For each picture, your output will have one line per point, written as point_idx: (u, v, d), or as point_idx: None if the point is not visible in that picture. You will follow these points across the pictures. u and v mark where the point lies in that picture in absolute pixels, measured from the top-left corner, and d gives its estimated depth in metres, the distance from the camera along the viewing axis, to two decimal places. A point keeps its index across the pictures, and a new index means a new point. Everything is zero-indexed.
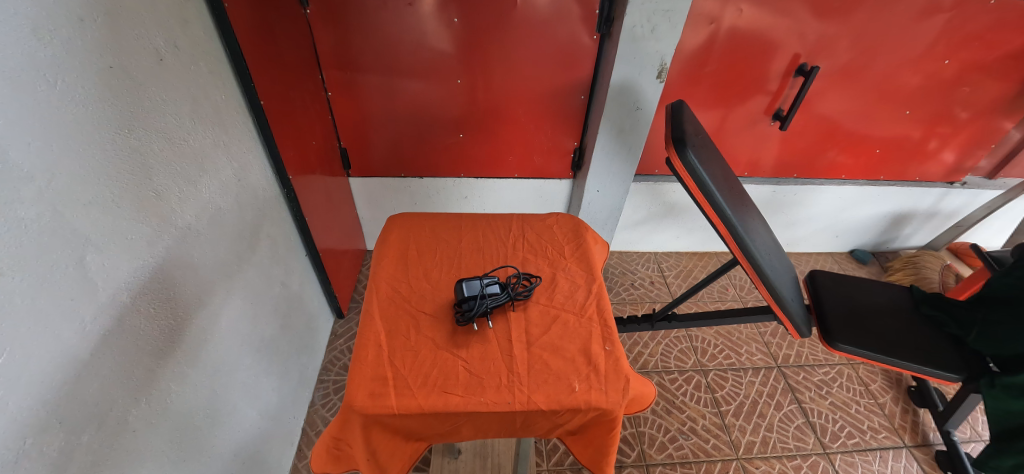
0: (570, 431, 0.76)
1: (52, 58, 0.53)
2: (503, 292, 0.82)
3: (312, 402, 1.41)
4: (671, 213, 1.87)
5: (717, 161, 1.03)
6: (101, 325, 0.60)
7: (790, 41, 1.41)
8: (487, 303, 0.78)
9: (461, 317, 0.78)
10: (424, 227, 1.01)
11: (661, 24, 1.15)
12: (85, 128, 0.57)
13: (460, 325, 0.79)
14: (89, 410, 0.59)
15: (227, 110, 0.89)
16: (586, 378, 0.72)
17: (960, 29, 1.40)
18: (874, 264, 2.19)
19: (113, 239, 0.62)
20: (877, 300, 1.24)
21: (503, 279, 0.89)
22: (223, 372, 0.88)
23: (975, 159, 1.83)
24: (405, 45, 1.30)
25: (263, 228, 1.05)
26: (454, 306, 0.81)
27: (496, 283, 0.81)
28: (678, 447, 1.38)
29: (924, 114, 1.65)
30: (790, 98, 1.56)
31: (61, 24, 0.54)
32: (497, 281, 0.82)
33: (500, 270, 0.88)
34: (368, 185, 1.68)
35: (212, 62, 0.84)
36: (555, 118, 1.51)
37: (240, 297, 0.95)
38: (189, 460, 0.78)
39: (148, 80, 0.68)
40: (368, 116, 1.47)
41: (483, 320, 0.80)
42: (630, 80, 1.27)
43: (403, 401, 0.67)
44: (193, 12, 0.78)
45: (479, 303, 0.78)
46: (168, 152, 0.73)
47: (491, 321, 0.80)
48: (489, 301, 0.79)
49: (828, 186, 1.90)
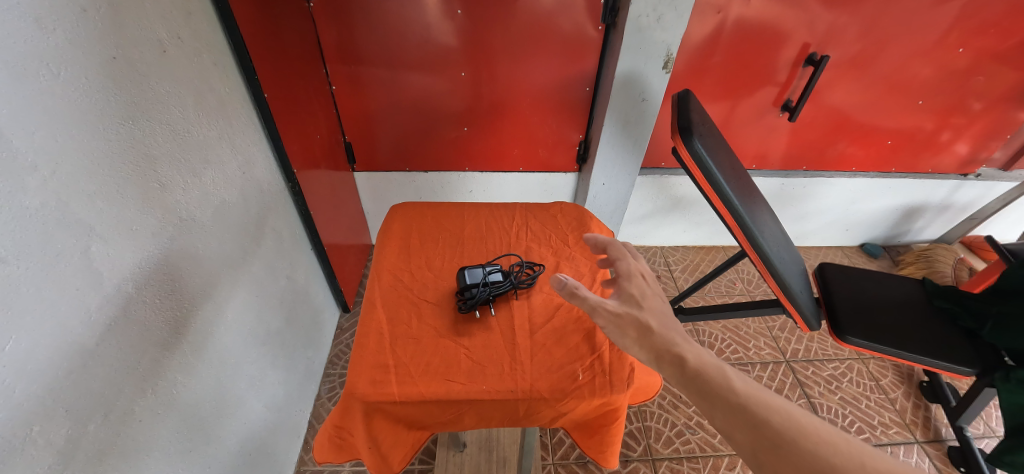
0: (576, 421, 0.75)
1: (56, 48, 0.53)
2: (506, 280, 0.81)
3: (319, 395, 1.42)
4: (678, 206, 1.85)
5: (725, 151, 1.00)
6: (106, 314, 0.61)
7: (799, 31, 1.38)
8: (490, 291, 0.77)
9: (463, 304, 0.78)
10: (426, 217, 1.00)
11: (667, 13, 1.14)
12: (88, 117, 0.57)
13: (462, 313, 0.78)
14: (96, 399, 0.59)
15: (230, 103, 0.89)
16: (590, 366, 0.71)
17: (974, 17, 1.37)
18: (885, 257, 2.16)
19: (118, 229, 0.62)
20: (889, 293, 1.22)
21: (506, 267, 0.88)
22: (228, 364, 0.89)
23: (990, 150, 1.79)
24: (408, 37, 1.29)
25: (267, 221, 1.05)
26: (456, 294, 0.81)
27: (499, 271, 0.81)
28: (685, 441, 1.38)
29: (937, 105, 1.62)
30: (799, 89, 1.53)
31: (64, 14, 0.54)
32: (500, 270, 0.82)
33: (503, 258, 0.87)
34: (373, 179, 1.68)
35: (216, 54, 0.84)
36: (560, 110, 1.49)
37: (245, 290, 0.95)
38: (196, 450, 0.79)
39: (152, 72, 0.68)
40: (372, 109, 1.46)
41: (485, 308, 0.80)
42: (636, 70, 1.26)
43: (405, 389, 0.67)
44: (196, 5, 0.78)
45: (481, 291, 0.77)
46: (173, 143, 0.73)
47: (493, 308, 0.79)
48: (491, 289, 0.78)
49: (837, 178, 1.87)
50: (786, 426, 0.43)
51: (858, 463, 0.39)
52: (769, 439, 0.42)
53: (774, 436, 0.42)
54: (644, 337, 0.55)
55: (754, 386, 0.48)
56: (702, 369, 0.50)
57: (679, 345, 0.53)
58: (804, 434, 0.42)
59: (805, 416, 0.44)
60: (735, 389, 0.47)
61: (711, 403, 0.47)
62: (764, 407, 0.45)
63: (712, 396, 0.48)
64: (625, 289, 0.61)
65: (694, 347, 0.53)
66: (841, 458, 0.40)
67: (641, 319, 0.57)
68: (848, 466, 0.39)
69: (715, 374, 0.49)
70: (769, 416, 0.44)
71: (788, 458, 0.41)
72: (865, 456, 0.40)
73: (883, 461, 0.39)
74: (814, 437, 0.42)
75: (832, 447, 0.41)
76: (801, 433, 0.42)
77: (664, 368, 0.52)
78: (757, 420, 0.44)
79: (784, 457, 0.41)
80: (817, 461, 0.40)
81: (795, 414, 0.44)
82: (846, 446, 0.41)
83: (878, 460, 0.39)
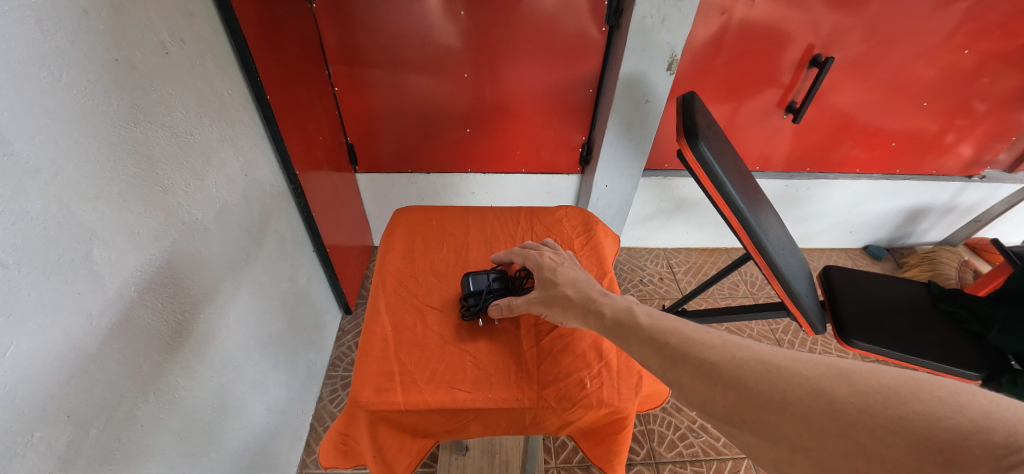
0: (583, 429, 0.74)
1: (57, 51, 0.52)
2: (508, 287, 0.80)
3: (321, 397, 1.41)
4: (681, 208, 1.84)
5: (730, 154, 1.00)
6: (108, 319, 0.60)
7: (803, 33, 1.38)
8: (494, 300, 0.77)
9: (466, 312, 0.78)
10: (430, 221, 0.99)
11: (671, 14, 1.13)
12: (90, 119, 0.57)
13: (466, 321, 0.78)
14: (99, 404, 0.59)
15: (233, 105, 0.89)
16: (597, 374, 0.71)
17: (980, 18, 1.36)
18: (889, 260, 2.15)
19: (120, 233, 0.61)
20: (895, 297, 1.21)
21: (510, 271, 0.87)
22: (231, 367, 0.88)
23: (995, 152, 1.78)
24: (410, 38, 1.28)
25: (269, 223, 1.05)
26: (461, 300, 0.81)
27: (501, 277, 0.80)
28: (688, 445, 1.37)
29: (942, 106, 1.61)
30: (803, 90, 1.53)
31: (66, 16, 0.53)
32: (502, 276, 0.81)
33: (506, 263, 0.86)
34: (376, 180, 1.68)
35: (218, 56, 0.84)
36: (563, 111, 1.48)
37: (248, 292, 0.95)
38: (199, 455, 0.79)
39: (155, 74, 0.68)
40: (374, 110, 1.46)
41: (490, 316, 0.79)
42: (639, 72, 1.25)
43: (410, 397, 0.67)
44: (199, 7, 0.78)
45: (485, 299, 0.77)
46: (176, 145, 0.73)
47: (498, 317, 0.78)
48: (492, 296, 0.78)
49: (841, 181, 1.86)
50: (677, 340, 0.50)
51: (731, 355, 0.45)
52: (664, 355, 0.50)
53: (667, 352, 0.49)
54: (567, 305, 0.66)
55: (656, 319, 0.55)
56: (613, 316, 0.60)
57: (596, 302, 0.63)
58: (691, 343, 0.49)
59: (696, 330, 0.51)
60: (640, 324, 0.55)
61: (627, 342, 0.55)
62: (661, 330, 0.53)
63: (626, 335, 0.56)
64: (545, 273, 0.72)
65: (608, 300, 0.63)
66: (721, 355, 0.45)
67: (562, 293, 0.68)
68: (724, 361, 0.45)
69: (624, 316, 0.58)
70: (664, 336, 0.52)
71: (678, 366, 0.47)
72: (741, 349, 0.45)
73: (761, 351, 0.44)
74: (701, 344, 0.48)
75: (711, 347, 0.47)
76: (688, 343, 0.49)
77: (591, 324, 0.62)
78: (653, 342, 0.52)
79: (674, 367, 0.48)
80: (701, 363, 0.46)
81: (685, 329, 0.51)
82: (725, 344, 0.46)
83: (751, 350, 0.44)
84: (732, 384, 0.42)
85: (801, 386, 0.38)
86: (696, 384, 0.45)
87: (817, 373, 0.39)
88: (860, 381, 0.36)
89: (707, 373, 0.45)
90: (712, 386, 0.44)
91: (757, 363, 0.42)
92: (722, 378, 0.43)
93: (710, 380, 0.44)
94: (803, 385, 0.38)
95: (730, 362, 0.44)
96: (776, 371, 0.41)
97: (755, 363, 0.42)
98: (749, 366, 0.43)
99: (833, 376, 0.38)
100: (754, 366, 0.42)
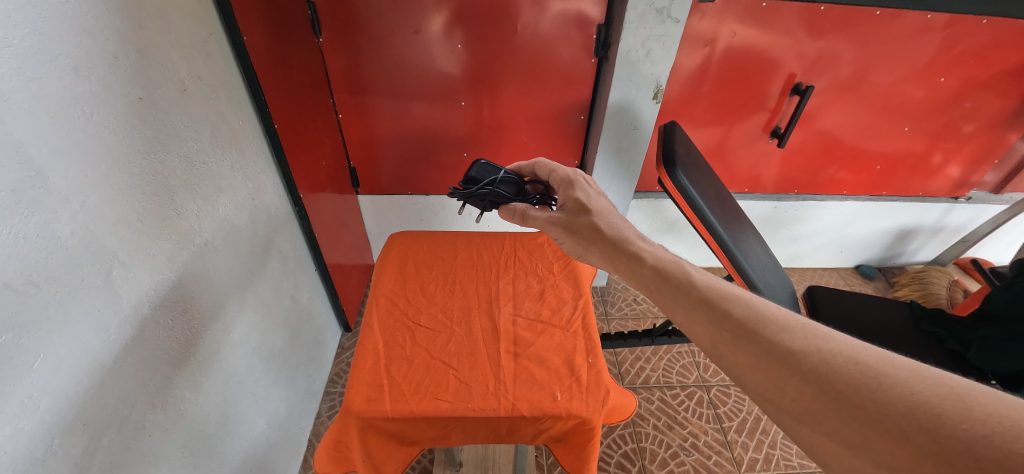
0: (555, 438, 0.77)
1: (89, 94, 0.59)
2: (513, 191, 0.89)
3: (319, 414, 1.44)
4: (672, 229, 1.89)
5: (709, 180, 1.05)
6: (124, 334, 0.65)
7: (785, 62, 1.45)
8: (495, 194, 0.87)
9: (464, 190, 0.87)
10: (423, 245, 1.05)
11: (655, 48, 1.21)
12: (115, 154, 0.63)
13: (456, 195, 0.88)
14: (111, 413, 0.63)
15: (244, 135, 0.96)
16: (568, 388, 0.75)
17: (954, 48, 1.43)
18: (880, 279, 2.18)
19: (137, 253, 0.67)
20: (878, 316, 1.24)
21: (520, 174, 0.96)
22: (234, 382, 0.92)
23: (981, 173, 1.83)
24: (412, 68, 1.36)
25: (274, 243, 1.10)
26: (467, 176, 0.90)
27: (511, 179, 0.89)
28: (680, 463, 1.38)
29: (924, 130, 1.67)
30: (787, 115, 1.59)
31: (98, 60, 0.60)
32: (512, 179, 0.89)
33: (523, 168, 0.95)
34: (376, 202, 1.74)
35: (231, 90, 0.91)
36: (557, 136, 1.55)
37: (251, 311, 0.99)
38: (201, 465, 0.82)
39: (174, 109, 0.74)
40: (376, 135, 1.53)
41: (467, 341, 0.83)
42: (627, 100, 1.32)
43: (396, 406, 0.71)
44: (215, 45, 0.85)
45: (487, 190, 0.86)
46: (189, 173, 0.78)
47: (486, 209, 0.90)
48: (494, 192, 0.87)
49: (828, 202, 1.91)
50: (743, 313, 0.51)
51: (815, 347, 0.45)
52: (725, 326, 0.50)
53: (729, 325, 0.50)
54: (601, 243, 0.72)
55: (713, 280, 0.58)
56: (651, 263, 0.64)
57: (636, 247, 0.68)
58: (759, 319, 0.50)
59: (766, 308, 0.51)
60: (695, 283, 0.57)
61: (675, 296, 0.58)
62: (721, 297, 0.54)
63: (671, 282, 0.60)
64: (580, 200, 0.79)
65: (649, 248, 0.67)
66: (802, 345, 0.46)
67: (592, 222, 0.75)
68: (806, 352, 0.45)
69: (665, 264, 0.63)
70: (727, 305, 0.52)
71: (739, 343, 0.48)
72: (826, 342, 0.45)
73: (850, 348, 0.44)
74: (773, 326, 0.49)
75: (790, 333, 0.47)
76: (754, 319, 0.50)
77: (621, 264, 0.68)
78: (712, 309, 0.53)
79: (735, 340, 0.49)
80: (774, 346, 0.47)
81: (751, 303, 0.52)
82: (808, 333, 0.47)
83: (838, 344, 0.45)
84: (813, 380, 0.43)
85: (904, 398, 0.38)
86: (762, 368, 0.46)
87: (926, 389, 0.39)
88: (979, 408, 0.36)
89: (782, 362, 0.45)
90: (784, 376, 0.44)
91: (849, 363, 0.42)
92: (799, 370, 0.44)
93: (783, 369, 0.45)
94: (905, 398, 0.38)
95: (813, 354, 0.44)
96: (875, 377, 0.41)
97: (848, 363, 0.43)
98: (840, 364, 0.43)
99: (944, 394, 0.38)
100: (846, 365, 0.42)
